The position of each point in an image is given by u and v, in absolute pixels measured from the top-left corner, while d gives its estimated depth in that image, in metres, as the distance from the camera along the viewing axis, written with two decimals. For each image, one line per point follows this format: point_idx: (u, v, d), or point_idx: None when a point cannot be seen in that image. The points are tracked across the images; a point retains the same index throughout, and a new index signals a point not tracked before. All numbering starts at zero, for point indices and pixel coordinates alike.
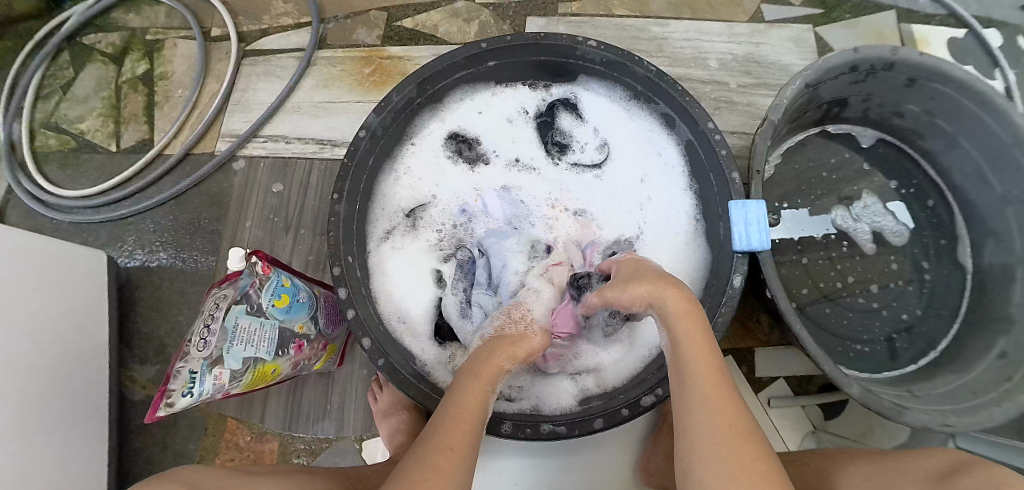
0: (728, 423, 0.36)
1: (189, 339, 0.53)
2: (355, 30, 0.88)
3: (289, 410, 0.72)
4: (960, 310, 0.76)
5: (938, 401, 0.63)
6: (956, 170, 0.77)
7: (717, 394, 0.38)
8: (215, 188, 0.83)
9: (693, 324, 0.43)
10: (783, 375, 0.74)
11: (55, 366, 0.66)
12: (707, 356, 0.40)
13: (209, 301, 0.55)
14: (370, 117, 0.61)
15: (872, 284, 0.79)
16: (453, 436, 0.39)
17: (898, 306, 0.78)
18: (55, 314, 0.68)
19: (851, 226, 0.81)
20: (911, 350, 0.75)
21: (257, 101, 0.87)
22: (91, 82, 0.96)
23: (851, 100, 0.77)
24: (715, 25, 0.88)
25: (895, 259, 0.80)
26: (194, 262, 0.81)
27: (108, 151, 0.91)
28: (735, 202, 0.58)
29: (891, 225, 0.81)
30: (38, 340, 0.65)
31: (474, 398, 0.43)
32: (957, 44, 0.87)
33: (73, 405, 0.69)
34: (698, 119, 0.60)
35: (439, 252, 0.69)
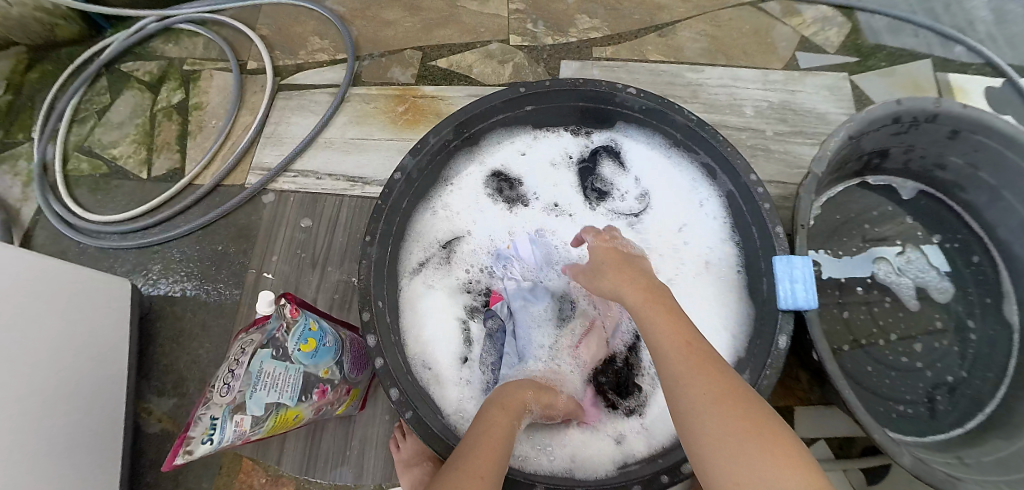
0: (713, 387, 0.39)
1: (212, 383, 0.50)
2: (390, 68, 0.89)
3: (307, 454, 0.70)
4: (1008, 371, 0.72)
5: (990, 472, 0.60)
6: (1002, 224, 0.75)
7: (696, 361, 0.41)
8: (243, 220, 0.83)
9: (659, 312, 0.47)
10: (822, 436, 0.71)
11: (62, 394, 0.64)
12: (679, 333, 0.44)
13: (235, 345, 0.53)
14: (406, 159, 0.61)
15: (915, 342, 0.75)
16: (484, 458, 0.41)
17: (941, 367, 0.74)
18: (64, 340, 0.65)
19: (893, 280, 0.78)
20: (955, 412, 0.72)
21: (290, 135, 0.87)
22: (126, 108, 0.97)
23: (893, 151, 0.77)
24: (749, 72, 0.88)
25: (939, 316, 0.76)
26: (219, 295, 0.80)
27: (139, 178, 0.91)
28: (780, 257, 0.56)
29: (934, 280, 0.79)
30: (57, 369, 0.63)
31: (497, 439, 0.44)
32: (993, 94, 0.85)
33: (83, 437, 0.66)
34: (741, 171, 0.59)
35: (467, 312, 0.67)
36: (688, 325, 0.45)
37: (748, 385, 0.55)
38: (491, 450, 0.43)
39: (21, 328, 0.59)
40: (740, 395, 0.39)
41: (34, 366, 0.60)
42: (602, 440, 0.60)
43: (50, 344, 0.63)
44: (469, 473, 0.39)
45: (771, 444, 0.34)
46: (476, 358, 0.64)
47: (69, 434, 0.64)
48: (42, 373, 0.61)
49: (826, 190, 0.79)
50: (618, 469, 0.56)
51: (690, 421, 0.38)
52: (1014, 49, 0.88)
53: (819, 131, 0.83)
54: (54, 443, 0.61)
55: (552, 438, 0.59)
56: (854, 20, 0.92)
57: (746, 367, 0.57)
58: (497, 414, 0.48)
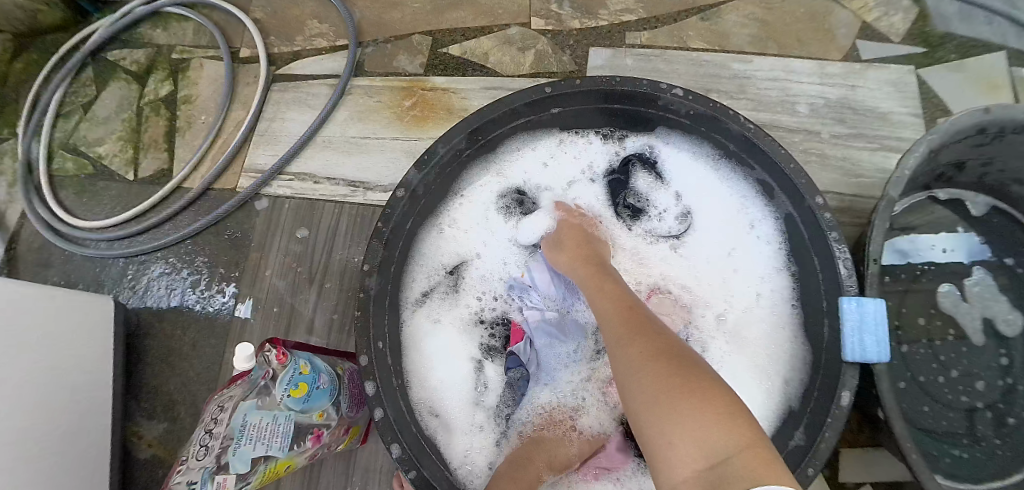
0: (644, 342, 0.33)
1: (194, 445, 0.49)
2: (395, 56, 0.79)
3: (306, 487, 0.64)
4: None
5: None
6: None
7: (629, 322, 0.36)
8: (235, 228, 0.75)
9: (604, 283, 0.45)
10: (870, 481, 0.62)
11: (39, 428, 0.57)
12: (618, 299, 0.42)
13: (213, 405, 0.51)
14: (410, 174, 0.52)
15: (978, 379, 0.65)
16: None
17: (1001, 407, 0.64)
18: (37, 371, 0.58)
19: (959, 310, 0.68)
20: (1013, 456, 0.61)
21: (286, 132, 0.79)
22: (113, 102, 0.89)
23: (968, 164, 0.66)
24: (804, 62, 0.76)
25: (1006, 352, 0.66)
26: (210, 311, 0.73)
27: (126, 179, 0.84)
28: (846, 298, 0.47)
29: (1003, 311, 0.68)
30: (36, 399, 0.57)
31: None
32: None
33: (69, 474, 0.60)
34: (805, 193, 0.49)
35: (480, 350, 0.59)
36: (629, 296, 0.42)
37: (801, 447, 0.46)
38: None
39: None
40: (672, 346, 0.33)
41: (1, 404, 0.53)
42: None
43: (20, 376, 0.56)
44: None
45: (697, 385, 0.28)
46: (491, 404, 0.56)
47: (48, 475, 0.57)
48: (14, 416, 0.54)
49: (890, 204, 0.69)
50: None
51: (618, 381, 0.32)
52: None
53: (885, 133, 0.72)
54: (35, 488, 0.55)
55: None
56: (922, 5, 0.78)
57: (801, 423, 0.47)
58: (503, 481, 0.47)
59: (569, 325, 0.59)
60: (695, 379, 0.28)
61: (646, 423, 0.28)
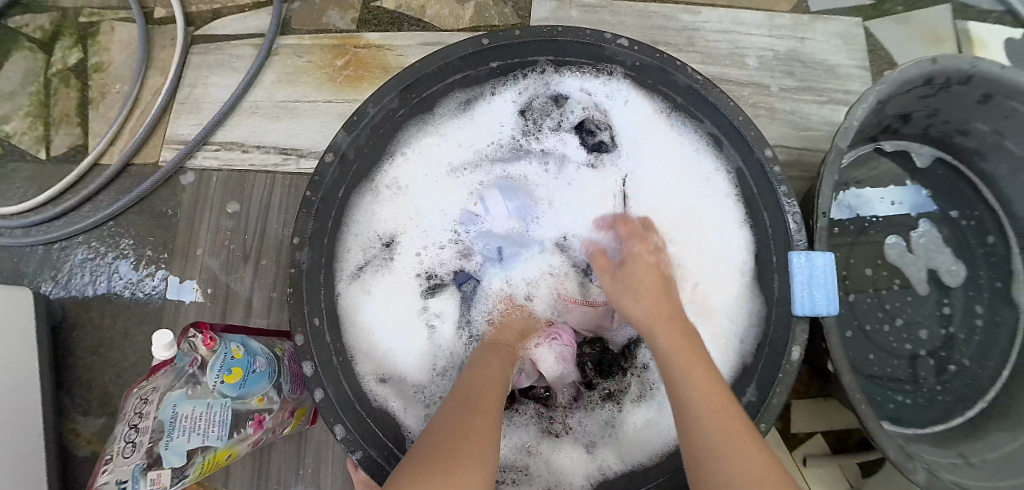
0: (749, 454, 0.32)
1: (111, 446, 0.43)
2: (325, 11, 0.73)
3: (256, 474, 0.61)
4: (1012, 350, 0.65)
5: (994, 473, 0.55)
6: (1015, 199, 0.66)
7: (717, 402, 0.36)
8: (163, 207, 0.70)
9: (692, 360, 0.40)
10: (821, 430, 0.64)
11: None
12: (714, 388, 0.37)
13: (132, 398, 0.45)
14: (338, 136, 0.49)
15: (921, 328, 0.67)
16: (486, 401, 0.39)
17: (944, 355, 0.67)
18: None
19: (906, 261, 0.69)
20: (955, 400, 0.65)
21: (209, 99, 0.73)
22: (16, 74, 0.81)
23: (915, 114, 0.66)
24: (753, 13, 0.74)
25: (948, 301, 0.68)
26: (141, 297, 0.69)
27: (37, 159, 0.77)
28: (795, 252, 0.47)
29: (947, 263, 0.70)
30: None
31: (499, 379, 0.44)
32: (1013, 46, 0.73)
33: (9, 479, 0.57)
34: (754, 145, 0.48)
35: (427, 297, 0.55)
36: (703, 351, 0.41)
37: (754, 402, 0.46)
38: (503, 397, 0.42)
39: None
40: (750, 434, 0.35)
41: None
42: (572, 448, 0.51)
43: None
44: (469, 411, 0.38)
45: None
46: (444, 347, 0.54)
47: None
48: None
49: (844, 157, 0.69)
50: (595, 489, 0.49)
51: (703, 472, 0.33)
52: None
53: (832, 85, 0.71)
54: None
55: (528, 435, 0.52)
56: None
57: (751, 379, 0.48)
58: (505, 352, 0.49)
59: (525, 239, 0.58)
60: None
61: None
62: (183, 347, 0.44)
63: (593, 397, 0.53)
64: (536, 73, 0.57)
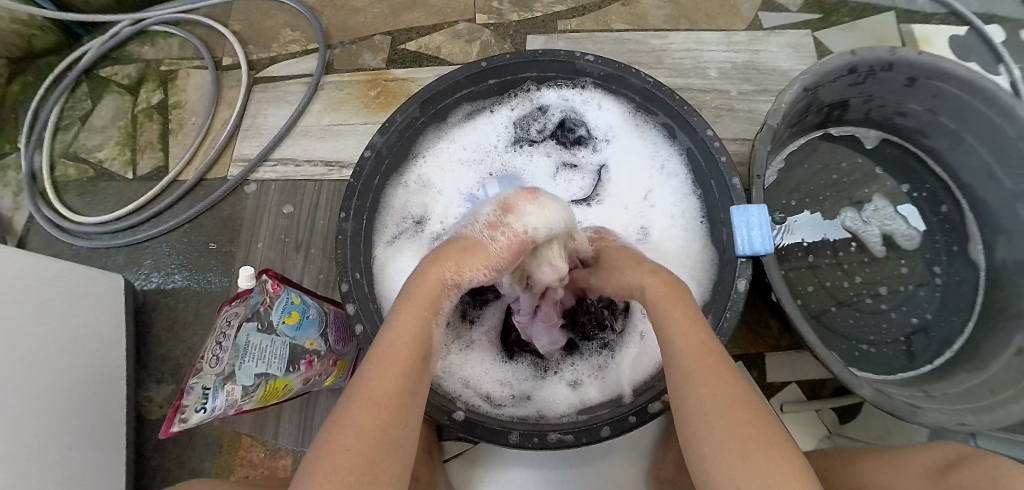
0: (722, 379, 0.39)
1: (201, 355, 0.55)
2: (360, 54, 0.90)
3: (301, 426, 0.74)
4: (975, 312, 0.71)
5: (953, 401, 0.61)
6: (960, 167, 0.74)
7: (698, 339, 0.42)
8: (229, 211, 0.86)
9: (674, 303, 0.45)
10: (795, 380, 0.70)
11: (64, 385, 0.66)
12: (694, 328, 0.43)
13: (219, 318, 0.56)
14: (375, 138, 0.64)
15: (880, 285, 0.74)
16: (380, 385, 0.39)
17: (907, 310, 0.73)
18: (52, 338, 0.65)
19: (860, 229, 0.76)
20: (927, 349, 0.71)
21: (268, 125, 0.90)
22: (108, 113, 0.99)
23: (852, 102, 0.74)
24: (713, 34, 0.87)
25: (905, 263, 0.75)
26: (209, 284, 0.83)
27: (125, 179, 0.94)
28: (737, 207, 0.57)
29: (900, 228, 0.77)
30: (59, 358, 0.66)
31: (398, 360, 0.41)
32: (957, 41, 0.85)
33: (82, 431, 0.68)
34: (698, 127, 0.61)
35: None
36: (707, 332, 0.43)
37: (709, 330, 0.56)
38: (405, 390, 0.40)
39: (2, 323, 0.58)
40: (749, 398, 0.38)
41: (33, 355, 0.62)
42: (561, 385, 0.62)
43: (33, 338, 0.62)
44: (351, 434, 0.36)
45: (770, 450, 0.34)
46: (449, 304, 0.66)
47: (64, 427, 0.65)
48: (32, 372, 0.61)
49: (788, 144, 0.77)
50: (577, 414, 0.58)
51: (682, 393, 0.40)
52: None
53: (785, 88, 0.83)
54: (48, 436, 0.62)
55: (524, 374, 0.63)
56: None
57: (708, 312, 0.58)
58: (410, 320, 0.43)
59: None
60: (775, 450, 0.34)
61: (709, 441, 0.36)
62: (257, 284, 0.57)
63: (584, 345, 0.65)
64: (524, 91, 0.72)
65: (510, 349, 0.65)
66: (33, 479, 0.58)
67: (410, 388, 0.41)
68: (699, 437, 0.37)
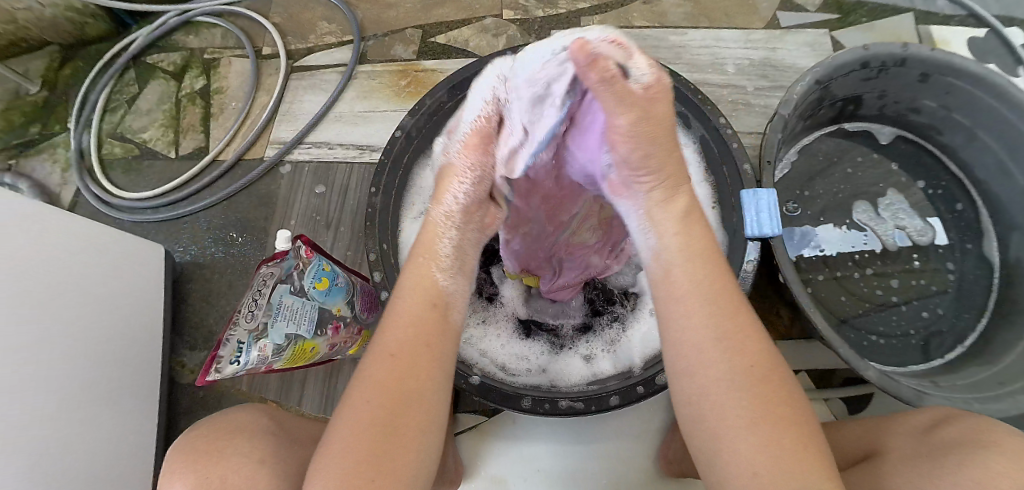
0: (748, 348, 0.34)
1: (238, 310, 0.59)
2: (393, 46, 0.95)
3: (325, 393, 0.78)
4: (987, 309, 0.72)
5: (962, 391, 0.62)
6: (975, 164, 0.75)
7: (718, 294, 0.36)
8: (264, 189, 0.90)
9: (690, 247, 0.37)
10: (804, 368, 0.72)
11: (103, 342, 0.70)
12: (713, 279, 0.36)
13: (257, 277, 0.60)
14: (405, 119, 0.69)
15: (892, 278, 0.75)
16: (400, 341, 0.37)
17: (918, 303, 0.74)
18: (97, 298, 0.70)
19: (875, 224, 0.78)
20: (940, 344, 0.72)
21: (303, 111, 0.95)
22: (153, 97, 1.05)
23: (866, 97, 0.76)
24: (731, 32, 0.90)
25: (918, 257, 0.76)
26: (244, 258, 0.88)
27: (167, 158, 1.00)
28: (747, 191, 0.61)
29: (912, 224, 0.78)
30: (100, 319, 0.70)
31: (421, 315, 0.39)
32: (975, 43, 0.87)
33: (117, 387, 0.72)
34: (711, 116, 0.65)
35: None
36: (723, 279, 0.36)
37: None
38: (424, 344, 0.38)
39: (48, 280, 0.63)
40: (774, 373, 0.34)
41: (75, 314, 0.66)
42: (574, 358, 0.65)
43: (76, 296, 0.67)
44: (368, 385, 0.36)
45: (796, 435, 0.31)
46: None
47: (101, 383, 0.69)
48: (73, 327, 0.65)
49: (802, 138, 0.79)
50: (587, 384, 0.61)
51: (700, 363, 0.34)
52: (997, 1, 0.89)
53: None
54: (86, 389, 0.66)
55: (539, 348, 0.66)
56: None
57: None
58: (417, 270, 0.42)
59: None
60: (802, 434, 0.31)
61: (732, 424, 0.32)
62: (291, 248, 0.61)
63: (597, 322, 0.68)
64: None
65: (527, 327, 0.68)
66: (61, 429, 0.61)
67: (433, 344, 0.38)
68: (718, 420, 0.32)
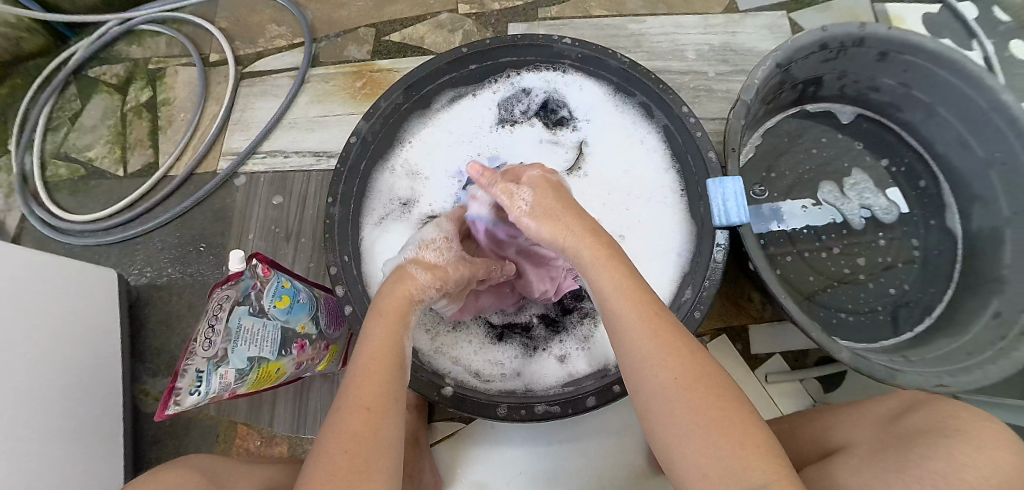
0: (680, 357, 0.38)
1: (193, 339, 0.54)
2: (346, 46, 0.91)
3: (296, 413, 0.75)
4: (952, 282, 0.73)
5: (932, 364, 0.62)
6: (935, 139, 0.75)
7: (648, 311, 0.41)
8: (218, 204, 0.87)
9: (617, 272, 0.44)
10: (780, 350, 0.72)
11: (56, 378, 0.66)
12: (640, 299, 0.42)
13: (210, 301, 0.56)
14: (360, 124, 0.65)
15: (859, 257, 0.75)
16: (365, 397, 0.40)
17: (885, 279, 0.74)
18: (45, 331, 0.66)
19: (840, 204, 0.78)
20: (909, 318, 0.72)
21: (255, 119, 0.91)
22: (97, 112, 0.99)
23: (826, 78, 0.75)
24: (690, 18, 0.89)
25: (884, 235, 0.76)
26: (202, 276, 0.85)
27: (116, 176, 0.95)
28: (713, 180, 0.59)
29: (881, 203, 0.78)
30: (50, 353, 0.66)
31: (379, 374, 0.42)
32: (930, 19, 0.87)
33: (77, 421, 0.68)
34: (673, 104, 0.63)
35: None
36: (655, 300, 0.43)
37: (689, 301, 0.58)
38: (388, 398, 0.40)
39: None
40: (706, 374, 0.38)
41: (21, 345, 0.62)
42: (549, 360, 0.63)
43: (22, 328, 0.62)
44: (339, 437, 0.37)
45: (734, 427, 0.35)
46: None
47: (55, 420, 0.65)
48: (20, 362, 0.61)
49: (765, 122, 0.78)
50: (563, 387, 0.60)
51: (641, 376, 0.39)
52: None
53: None
54: (39, 425, 0.62)
55: (514, 351, 0.64)
56: None
57: (689, 283, 0.60)
58: (381, 333, 0.45)
59: None
60: (743, 429, 0.35)
61: (676, 429, 0.36)
62: (246, 267, 0.58)
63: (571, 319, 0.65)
64: (504, 78, 0.74)
65: (498, 329, 0.65)
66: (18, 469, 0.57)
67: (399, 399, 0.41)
68: (664, 428, 0.37)
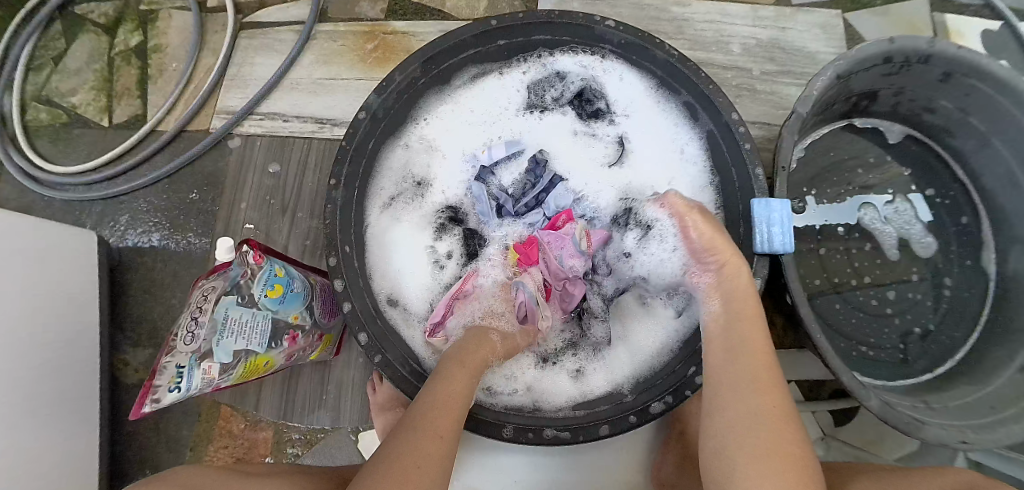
0: (775, 396, 0.41)
1: (175, 332, 0.49)
2: (357, 3, 0.83)
3: (284, 398, 0.70)
4: (978, 325, 0.68)
5: (953, 415, 0.57)
6: (983, 172, 0.69)
7: (761, 347, 0.44)
8: (210, 168, 0.81)
9: (754, 311, 0.47)
10: (796, 379, 0.68)
11: (37, 351, 0.62)
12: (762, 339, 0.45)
13: (194, 292, 0.51)
14: (371, 97, 0.58)
15: (889, 289, 0.70)
16: (444, 424, 0.39)
17: (912, 317, 0.69)
18: (22, 299, 0.61)
19: (878, 227, 0.72)
20: (926, 356, 0.68)
21: (254, 77, 0.83)
22: (83, 54, 0.91)
23: (882, 93, 0.68)
24: (738, 6, 0.81)
25: (916, 270, 0.71)
26: (188, 245, 0.79)
27: (100, 126, 0.88)
28: (757, 200, 0.53)
29: (917, 234, 0.72)
30: (28, 324, 0.61)
31: (456, 404, 0.41)
32: (989, 38, 0.79)
33: (53, 397, 0.64)
34: (722, 110, 0.56)
35: (433, 229, 0.66)
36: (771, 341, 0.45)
37: None
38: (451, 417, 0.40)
39: None
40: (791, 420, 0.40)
41: None
42: (561, 376, 0.59)
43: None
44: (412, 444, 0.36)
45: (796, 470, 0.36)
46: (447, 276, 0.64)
47: (31, 395, 0.60)
48: None
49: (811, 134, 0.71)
50: (574, 408, 0.56)
51: (732, 401, 0.42)
52: None
53: (811, 70, 0.77)
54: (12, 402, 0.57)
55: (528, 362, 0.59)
56: None
57: None
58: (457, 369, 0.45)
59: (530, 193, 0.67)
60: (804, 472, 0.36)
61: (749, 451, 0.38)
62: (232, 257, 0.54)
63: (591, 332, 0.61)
64: (535, 57, 0.67)
65: None
66: None
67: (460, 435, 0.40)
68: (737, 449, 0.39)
